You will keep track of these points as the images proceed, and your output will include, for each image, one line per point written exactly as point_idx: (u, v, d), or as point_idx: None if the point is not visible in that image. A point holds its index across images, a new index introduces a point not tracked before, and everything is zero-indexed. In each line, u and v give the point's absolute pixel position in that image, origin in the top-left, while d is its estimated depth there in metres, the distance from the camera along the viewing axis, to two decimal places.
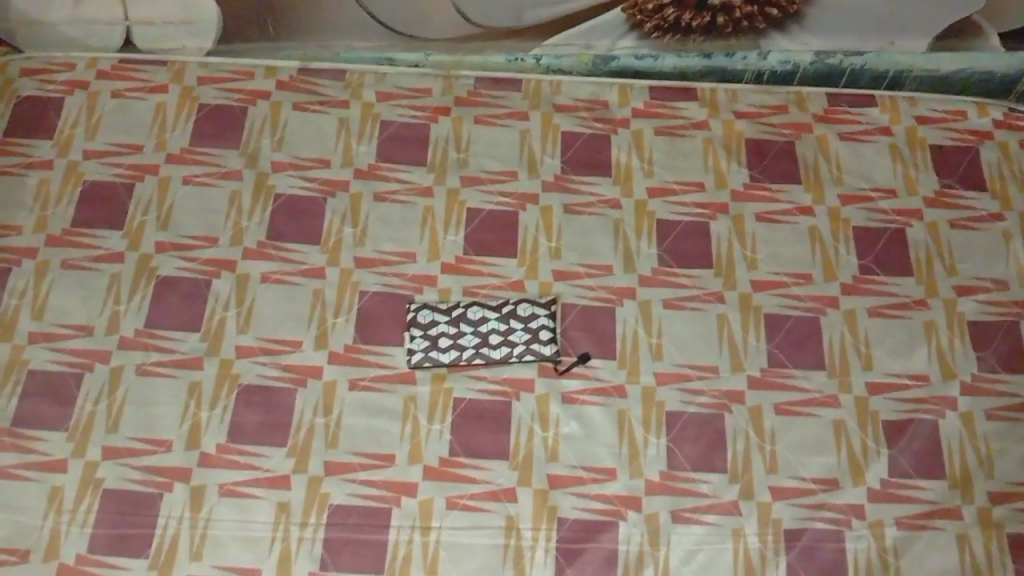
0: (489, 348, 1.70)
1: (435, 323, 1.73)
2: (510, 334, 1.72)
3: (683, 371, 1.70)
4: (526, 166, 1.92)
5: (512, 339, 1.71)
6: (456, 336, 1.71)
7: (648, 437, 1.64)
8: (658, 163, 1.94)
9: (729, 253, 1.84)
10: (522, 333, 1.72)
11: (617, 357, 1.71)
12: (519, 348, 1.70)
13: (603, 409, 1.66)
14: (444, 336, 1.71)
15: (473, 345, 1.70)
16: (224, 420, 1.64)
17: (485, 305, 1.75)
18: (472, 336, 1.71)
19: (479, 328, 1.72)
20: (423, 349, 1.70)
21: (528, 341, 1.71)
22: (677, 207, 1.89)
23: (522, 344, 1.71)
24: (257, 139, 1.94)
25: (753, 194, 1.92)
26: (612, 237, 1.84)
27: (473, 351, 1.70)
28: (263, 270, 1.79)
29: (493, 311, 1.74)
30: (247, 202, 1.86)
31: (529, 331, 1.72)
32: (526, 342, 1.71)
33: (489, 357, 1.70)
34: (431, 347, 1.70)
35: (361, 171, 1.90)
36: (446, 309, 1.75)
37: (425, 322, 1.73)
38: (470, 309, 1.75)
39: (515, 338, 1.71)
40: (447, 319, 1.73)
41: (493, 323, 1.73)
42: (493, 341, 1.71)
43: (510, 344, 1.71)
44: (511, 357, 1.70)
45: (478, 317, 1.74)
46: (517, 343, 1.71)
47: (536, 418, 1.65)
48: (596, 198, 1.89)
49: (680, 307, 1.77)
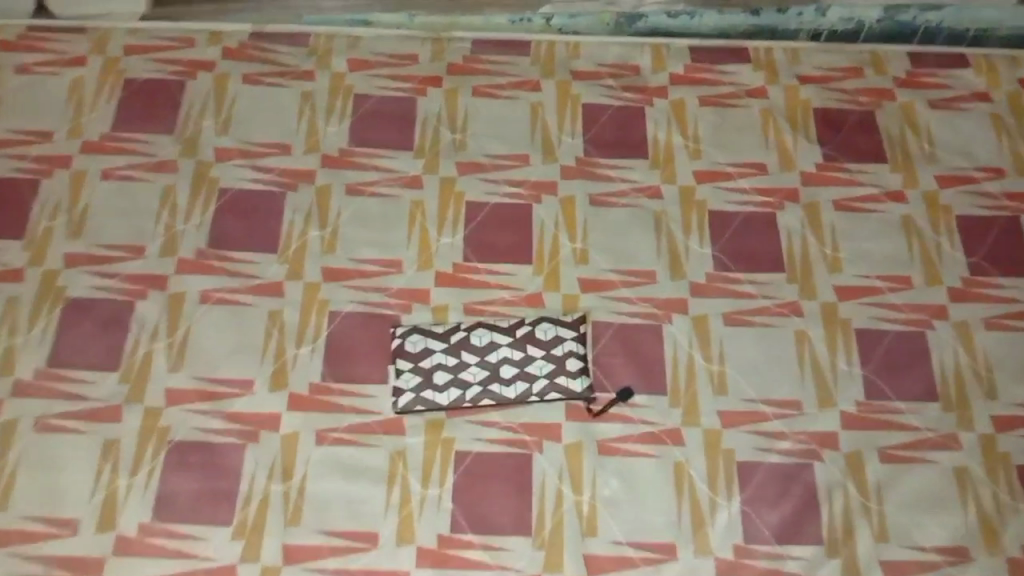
0: (501, 384, 1.28)
1: (429, 352, 1.31)
2: (528, 365, 1.30)
3: (756, 409, 1.30)
4: (540, 148, 1.52)
5: (531, 372, 1.29)
6: (456, 369, 1.30)
7: (715, 500, 1.23)
8: (706, 140, 1.54)
9: (805, 252, 1.43)
10: (544, 362, 1.30)
11: (668, 393, 1.30)
12: (540, 384, 1.29)
13: (655, 463, 1.25)
14: (440, 369, 1.30)
15: (479, 381, 1.29)
16: (150, 490, 1.23)
17: (494, 326, 1.33)
18: (478, 369, 1.30)
19: (486, 357, 1.31)
20: (413, 388, 1.28)
21: (552, 374, 1.29)
22: (733, 195, 1.48)
23: (544, 378, 1.29)
24: (197, 121, 1.53)
25: (828, 177, 1.52)
26: (653, 235, 1.44)
27: (479, 389, 1.28)
28: (203, 286, 1.37)
29: (504, 334, 1.32)
30: (184, 200, 1.45)
31: (552, 360, 1.31)
32: (548, 376, 1.29)
33: (500, 396, 1.28)
34: (423, 385, 1.29)
35: (330, 157, 1.49)
36: (442, 333, 1.32)
37: (415, 351, 1.31)
38: (473, 333, 1.33)
39: (534, 370, 1.30)
40: (445, 346, 1.31)
41: (506, 350, 1.31)
42: (506, 375, 1.29)
43: (528, 378, 1.29)
44: (530, 394, 1.28)
45: (485, 342, 1.32)
46: (537, 378, 1.29)
47: (565, 478, 1.24)
48: (630, 186, 1.48)
49: (745, 324, 1.36)
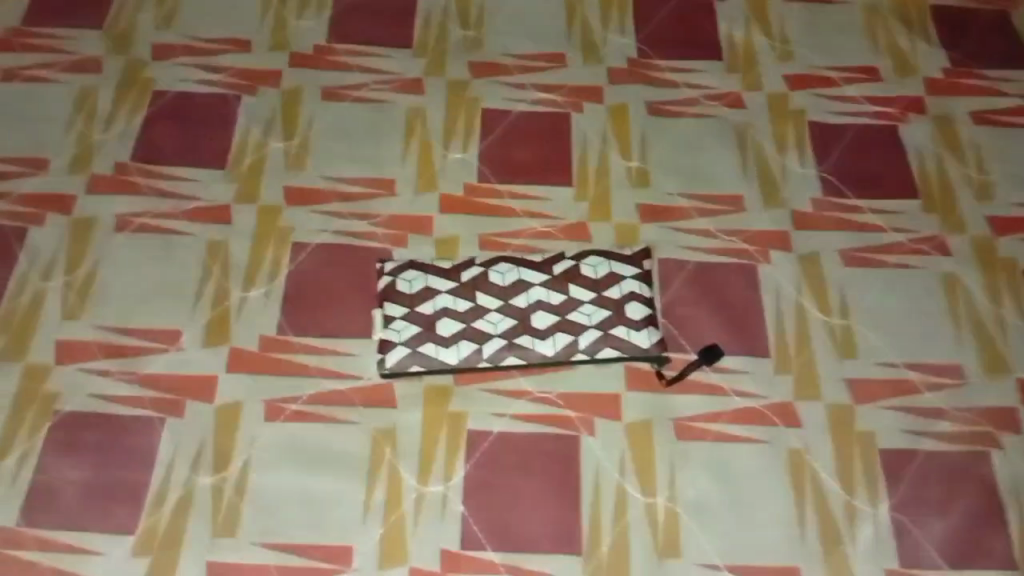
0: (534, 338, 0.89)
1: (431, 293, 0.92)
2: (571, 313, 0.91)
3: (898, 378, 0.91)
4: (579, 47, 1.15)
5: (575, 321, 0.90)
6: (469, 316, 0.90)
7: (852, 506, 0.85)
8: (796, 41, 1.17)
9: (942, 176, 1.06)
10: (594, 309, 0.91)
11: (771, 355, 0.92)
12: (590, 338, 0.89)
13: (758, 451, 0.86)
14: (446, 317, 0.90)
15: (502, 332, 0.90)
16: (21, 483, 0.83)
17: (523, 261, 0.94)
18: (500, 317, 0.90)
19: (511, 301, 0.91)
20: (408, 341, 0.89)
21: (606, 324, 0.90)
22: (838, 105, 1.11)
23: (594, 331, 0.90)
24: (133, 13, 1.17)
25: (959, 86, 1.15)
26: (736, 153, 1.06)
27: (502, 344, 0.89)
28: (121, 210, 0.99)
29: (537, 271, 0.93)
30: (107, 105, 1.08)
31: (605, 305, 0.91)
32: (601, 327, 0.90)
33: (533, 354, 0.89)
34: (422, 338, 0.89)
35: (302, 56, 1.13)
36: (450, 269, 0.94)
37: (411, 292, 0.92)
38: (493, 269, 0.93)
39: (580, 319, 0.90)
40: (455, 287, 0.92)
41: (540, 292, 0.92)
42: (539, 325, 0.90)
43: (572, 329, 0.90)
44: (575, 352, 0.89)
45: (509, 281, 0.92)
46: (585, 329, 0.90)
47: (630, 472, 0.85)
48: (701, 93, 1.12)
49: (871, 265, 0.98)
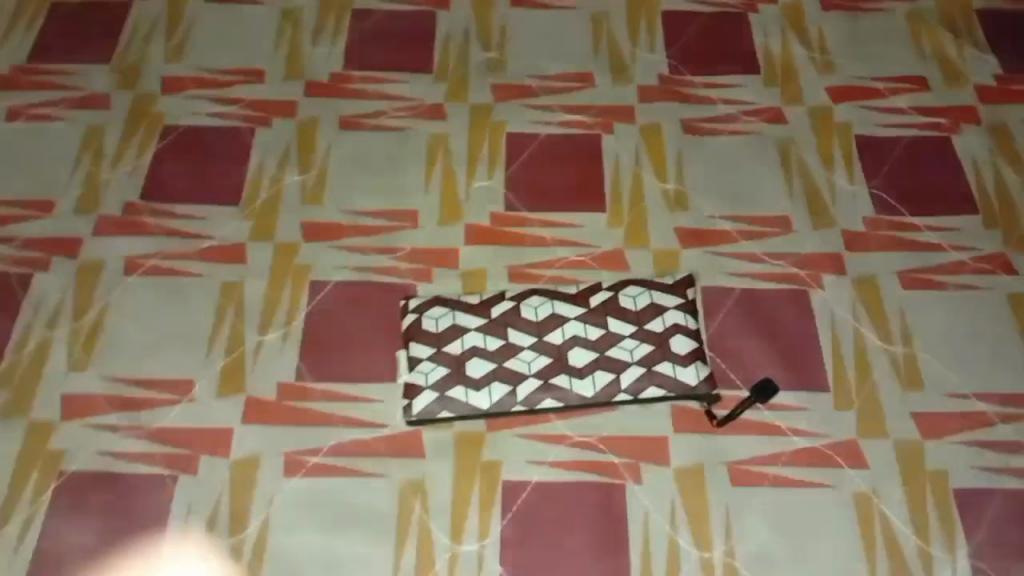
0: (571, 377, 0.83)
1: (459, 331, 0.85)
2: (611, 348, 0.84)
3: (970, 411, 0.83)
4: (606, 66, 1.09)
5: (615, 358, 0.83)
6: (500, 356, 0.84)
7: (928, 555, 0.76)
8: (836, 51, 1.11)
9: (1002, 188, 0.99)
10: (635, 344, 0.84)
11: (831, 389, 0.84)
12: (633, 376, 0.82)
13: (821, 496, 0.79)
14: (475, 357, 0.84)
15: (537, 373, 0.83)
16: (25, 550, 0.77)
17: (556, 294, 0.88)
18: (534, 355, 0.84)
19: (545, 338, 0.85)
20: (437, 385, 0.83)
21: (650, 360, 0.83)
22: (886, 117, 1.05)
23: (637, 368, 0.83)
24: (143, 46, 1.13)
25: (1013, 92, 1.07)
26: (779, 171, 1.00)
27: (538, 385, 0.82)
28: (130, 252, 0.94)
29: (573, 304, 0.87)
30: (115, 142, 1.04)
31: (647, 339, 0.84)
32: (644, 363, 0.83)
33: (571, 396, 0.82)
34: (451, 382, 0.83)
35: (317, 84, 1.08)
36: (479, 304, 0.87)
37: (438, 330, 0.86)
38: (524, 303, 0.87)
39: (621, 355, 0.84)
40: (485, 324, 0.86)
41: (576, 327, 0.85)
42: (578, 363, 0.83)
43: (613, 367, 0.83)
44: (617, 392, 0.82)
45: (543, 316, 0.86)
46: (627, 366, 0.83)
47: (681, 523, 0.78)
48: (738, 108, 1.05)
49: (933, 287, 0.91)
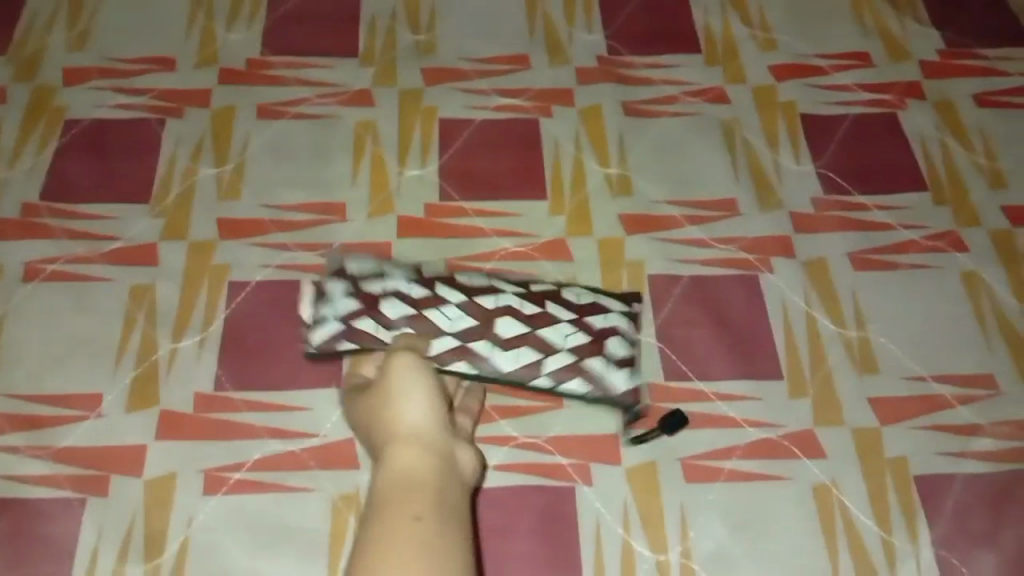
0: (495, 347, 0.78)
1: (383, 275, 0.81)
2: (544, 328, 0.79)
3: (927, 394, 0.81)
4: (543, 47, 1.04)
5: (546, 340, 0.79)
6: (422, 304, 0.79)
7: (891, 546, 0.73)
8: (778, 29, 1.08)
9: (950, 165, 0.96)
10: (570, 330, 0.79)
11: (784, 377, 0.81)
12: (560, 362, 0.78)
13: (780, 490, 0.75)
14: (394, 298, 0.80)
15: (456, 331, 0.78)
16: None
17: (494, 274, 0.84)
18: (459, 313, 0.79)
19: (475, 299, 0.80)
20: (348, 317, 0.79)
21: (581, 351, 0.78)
22: (831, 94, 1.02)
23: (566, 356, 0.78)
24: (42, 34, 1.04)
25: (957, 67, 1.05)
26: (725, 153, 0.96)
27: (454, 345, 0.78)
28: (28, 257, 0.86)
29: (510, 280, 0.82)
30: (11, 138, 0.95)
31: (583, 330, 0.80)
32: (575, 353, 0.78)
33: (487, 363, 0.77)
34: (360, 315, 0.79)
35: (234, 71, 1.01)
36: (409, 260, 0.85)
37: (361, 271, 0.81)
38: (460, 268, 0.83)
39: (552, 337, 0.79)
40: (413, 275, 0.82)
41: (510, 298, 0.80)
42: (503, 332, 0.79)
43: (541, 347, 0.78)
44: (536, 375, 0.77)
45: (478, 282, 0.81)
46: (556, 351, 0.78)
47: (634, 525, 0.73)
48: (680, 89, 1.01)
49: (885, 267, 0.88)
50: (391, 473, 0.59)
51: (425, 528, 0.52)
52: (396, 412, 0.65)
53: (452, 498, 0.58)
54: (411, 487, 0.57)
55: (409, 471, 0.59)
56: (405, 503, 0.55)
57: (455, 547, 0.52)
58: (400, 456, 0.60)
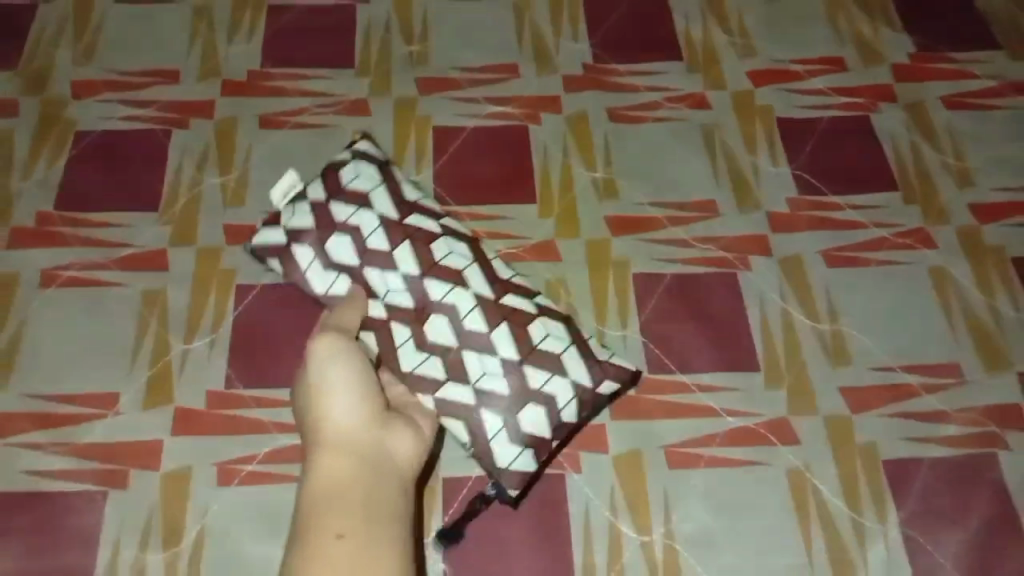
0: (410, 342, 0.80)
1: (360, 204, 0.84)
2: (467, 351, 0.79)
3: (896, 383, 0.86)
4: (531, 56, 1.09)
5: (460, 362, 0.79)
6: (368, 257, 0.82)
7: (861, 525, 0.79)
8: (756, 36, 1.12)
9: (919, 165, 1.01)
10: (495, 373, 0.78)
11: (761, 369, 0.86)
12: (458, 396, 0.78)
13: (757, 474, 0.80)
14: (348, 238, 0.83)
15: (387, 304, 0.81)
16: None
17: (484, 262, 0.83)
18: (399, 287, 0.81)
19: (425, 280, 0.81)
20: (294, 232, 0.85)
21: (485, 401, 0.78)
22: (806, 98, 1.07)
23: (469, 395, 0.78)
24: (49, 49, 1.08)
25: (927, 70, 1.10)
26: (705, 157, 1.01)
27: (380, 314, 0.81)
28: (44, 264, 0.91)
29: (483, 278, 0.82)
30: (23, 150, 1.00)
31: (509, 379, 0.78)
32: (478, 398, 0.78)
33: (391, 344, 0.80)
34: (309, 237, 0.85)
35: (236, 83, 1.05)
36: (406, 204, 0.85)
37: (348, 185, 0.85)
38: (447, 240, 0.83)
39: (472, 365, 0.79)
40: (388, 220, 0.84)
41: (466, 301, 0.80)
42: (428, 328, 0.80)
43: (453, 368, 0.79)
44: (425, 392, 0.79)
45: (446, 261, 0.82)
46: (465, 384, 0.78)
47: (621, 509, 0.78)
48: (663, 95, 1.06)
49: (856, 264, 0.93)
50: (315, 486, 0.66)
51: (345, 546, 0.60)
52: (324, 417, 0.72)
53: (379, 498, 0.65)
54: (332, 498, 0.64)
55: (331, 480, 0.66)
56: (329, 517, 0.63)
57: (373, 559, 0.60)
58: (324, 466, 0.67)
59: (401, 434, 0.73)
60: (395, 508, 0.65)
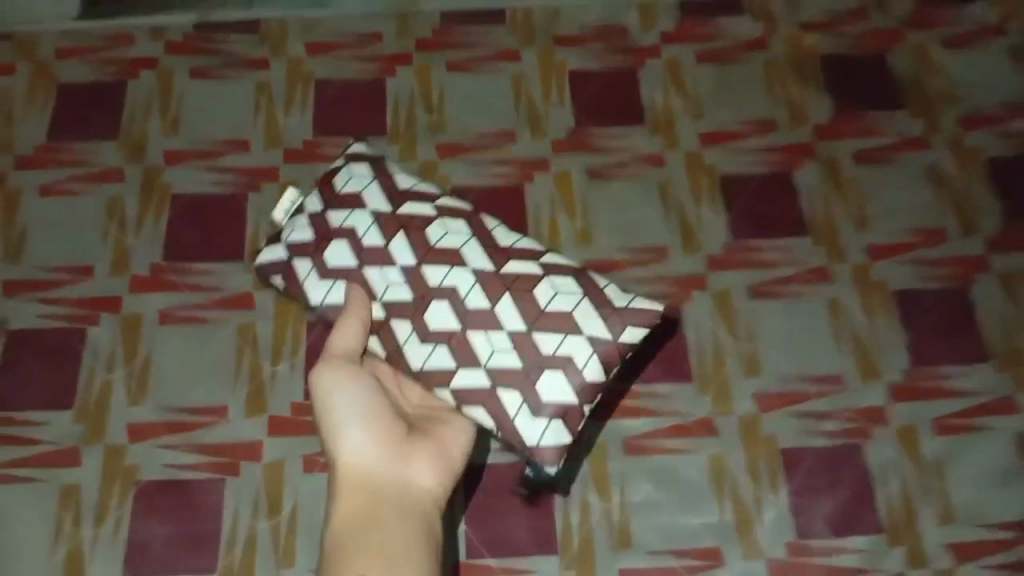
0: (414, 337, 1.05)
1: (352, 206, 1.11)
2: (477, 336, 1.03)
3: (795, 389, 1.16)
4: (526, 122, 1.37)
5: (473, 345, 1.03)
6: (366, 258, 1.08)
7: (761, 495, 1.10)
8: (707, 100, 1.40)
9: (828, 212, 1.30)
10: (505, 348, 1.02)
11: (694, 379, 1.17)
12: (476, 377, 1.02)
13: (689, 459, 1.12)
14: (341, 241, 1.10)
15: (386, 301, 1.06)
16: (119, 540, 1.07)
17: (480, 237, 1.09)
18: (396, 281, 1.06)
19: (422, 268, 1.06)
20: (296, 247, 1.12)
21: (499, 377, 1.02)
22: (743, 156, 1.35)
23: (485, 374, 1.02)
24: (143, 123, 1.37)
25: (843, 129, 1.38)
26: (661, 208, 1.30)
27: (381, 312, 1.06)
28: (161, 305, 1.21)
29: (480, 253, 1.07)
30: (133, 210, 1.29)
31: (517, 351, 1.02)
32: (495, 376, 1.02)
33: (399, 341, 1.05)
34: (304, 250, 1.11)
35: (294, 151, 1.34)
36: (396, 196, 1.11)
37: (342, 189, 1.13)
38: (440, 223, 1.09)
39: (482, 345, 1.02)
40: (378, 213, 1.10)
41: (463, 280, 1.05)
42: (429, 318, 1.05)
43: (461, 351, 1.03)
44: (444, 384, 1.03)
45: (441, 243, 1.07)
46: (478, 365, 1.02)
47: (590, 485, 1.10)
48: (630, 155, 1.34)
49: (772, 296, 1.23)
50: (343, 515, 0.95)
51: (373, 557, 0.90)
52: (342, 448, 1.01)
53: (395, 517, 0.95)
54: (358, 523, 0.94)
55: (354, 510, 0.95)
56: (355, 536, 0.92)
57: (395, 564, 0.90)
58: (349, 498, 0.97)
59: (416, 464, 1.02)
60: (411, 509, 0.96)
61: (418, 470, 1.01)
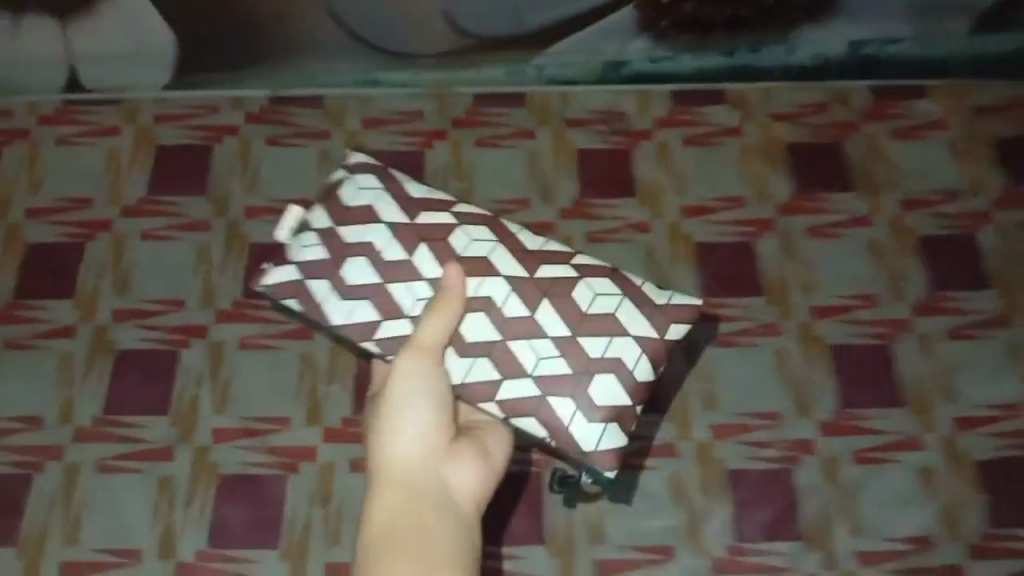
0: (454, 352, 1.26)
1: (365, 224, 1.34)
2: (523, 350, 1.25)
3: (743, 422, 1.45)
4: (538, 192, 1.67)
5: (520, 357, 1.25)
6: (389, 273, 1.30)
7: (710, 507, 1.39)
8: (689, 178, 1.69)
9: (782, 277, 1.58)
10: (552, 357, 1.25)
11: (664, 411, 1.46)
12: (527, 386, 1.25)
13: (654, 475, 1.41)
14: (358, 260, 1.31)
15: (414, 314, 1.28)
16: (204, 519, 1.37)
17: (504, 243, 1.32)
18: (420, 296, 1.28)
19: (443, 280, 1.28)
20: (305, 265, 1.33)
21: (548, 387, 1.25)
22: (715, 227, 1.64)
23: (535, 381, 1.25)
24: (225, 181, 1.68)
25: (800, 206, 1.66)
26: (644, 269, 1.59)
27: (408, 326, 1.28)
28: (239, 334, 1.51)
29: (503, 258, 1.30)
30: (217, 255, 1.60)
31: (566, 357, 1.25)
32: (545, 385, 1.25)
33: None
34: (319, 268, 1.33)
35: None
36: (409, 205, 1.35)
37: (352, 203, 1.36)
38: (461, 232, 1.33)
39: (530, 356, 1.25)
40: (390, 226, 1.33)
41: (497, 292, 1.27)
42: (467, 334, 1.26)
43: (505, 363, 1.25)
44: (490, 397, 1.25)
45: (465, 251, 1.30)
46: (527, 374, 1.25)
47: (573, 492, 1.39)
48: (621, 223, 1.64)
49: (730, 345, 1.51)
50: (387, 499, 1.16)
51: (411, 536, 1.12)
52: (395, 436, 1.20)
53: (425, 506, 1.15)
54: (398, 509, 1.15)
55: (397, 495, 1.16)
56: (397, 520, 1.14)
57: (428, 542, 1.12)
58: (392, 486, 1.17)
59: (449, 464, 1.21)
60: (443, 503, 1.16)
61: (457, 465, 1.21)
